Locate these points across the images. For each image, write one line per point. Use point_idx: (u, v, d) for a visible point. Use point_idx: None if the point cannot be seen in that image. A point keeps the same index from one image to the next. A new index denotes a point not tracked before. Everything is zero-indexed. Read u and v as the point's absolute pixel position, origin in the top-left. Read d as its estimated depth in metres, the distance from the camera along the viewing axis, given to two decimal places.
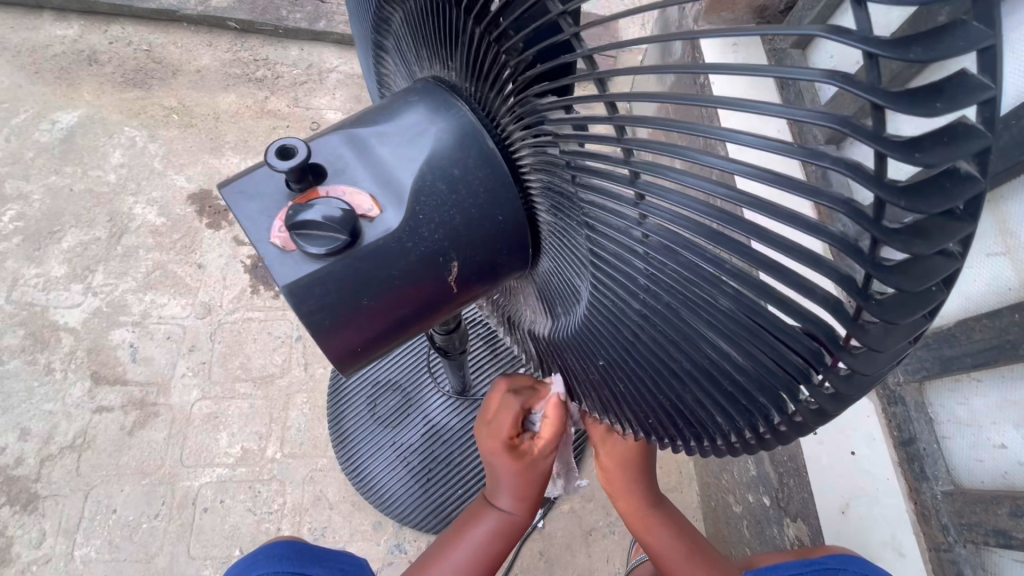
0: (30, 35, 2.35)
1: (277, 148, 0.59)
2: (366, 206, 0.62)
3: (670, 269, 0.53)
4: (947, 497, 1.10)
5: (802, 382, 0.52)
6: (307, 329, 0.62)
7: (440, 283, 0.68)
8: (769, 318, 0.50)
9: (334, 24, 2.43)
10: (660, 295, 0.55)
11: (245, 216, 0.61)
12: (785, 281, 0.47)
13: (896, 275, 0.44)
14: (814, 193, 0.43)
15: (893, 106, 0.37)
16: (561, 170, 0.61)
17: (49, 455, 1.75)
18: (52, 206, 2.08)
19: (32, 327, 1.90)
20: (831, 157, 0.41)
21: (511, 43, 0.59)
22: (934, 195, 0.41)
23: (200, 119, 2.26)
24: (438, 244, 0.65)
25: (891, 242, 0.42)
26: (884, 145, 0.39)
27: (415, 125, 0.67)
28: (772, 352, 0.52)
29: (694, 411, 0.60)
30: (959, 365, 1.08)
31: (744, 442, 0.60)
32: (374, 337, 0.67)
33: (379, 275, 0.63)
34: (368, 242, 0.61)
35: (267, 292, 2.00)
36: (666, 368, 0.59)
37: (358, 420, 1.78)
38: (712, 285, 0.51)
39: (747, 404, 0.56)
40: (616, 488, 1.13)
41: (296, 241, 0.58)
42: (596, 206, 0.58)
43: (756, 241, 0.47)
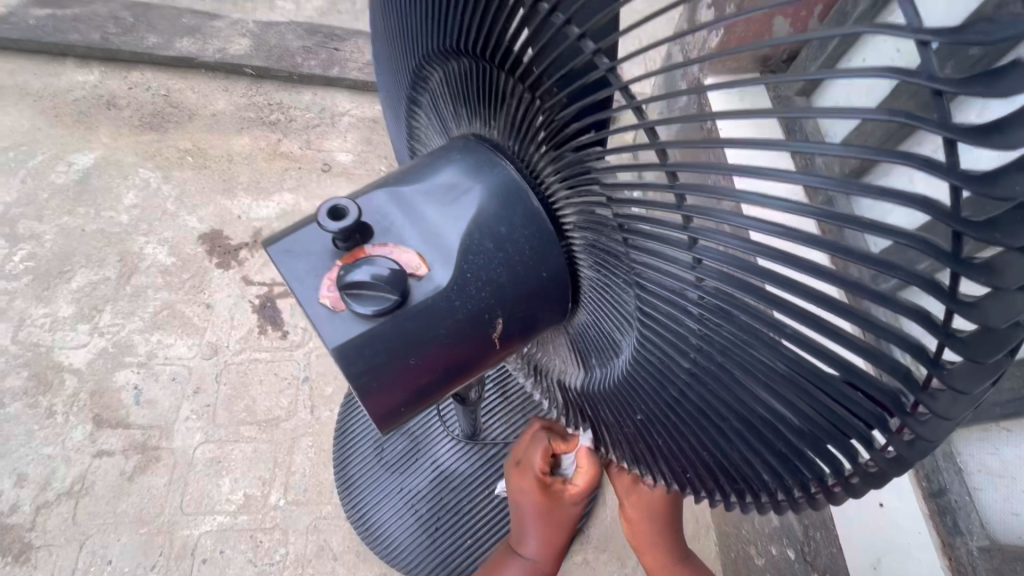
0: (52, 81, 2.42)
1: (329, 208, 0.59)
2: (414, 265, 0.62)
3: (722, 327, 0.53)
4: (984, 554, 1.04)
5: (863, 445, 0.51)
6: (352, 392, 0.61)
7: (484, 339, 0.67)
8: (826, 377, 0.50)
9: (347, 70, 2.50)
10: (711, 351, 0.55)
11: (293, 276, 0.61)
12: (854, 349, 0.46)
13: (968, 345, 0.43)
14: (888, 195, 0.42)
15: (969, 140, 0.37)
16: (608, 229, 0.61)
17: (45, 502, 1.70)
18: (63, 246, 2.09)
19: (36, 369, 1.88)
20: (896, 195, 0.41)
21: (555, 99, 0.61)
22: (1011, 271, 0.41)
23: (214, 161, 2.30)
24: (482, 302, 0.65)
25: (965, 314, 0.42)
26: (958, 177, 0.38)
27: (458, 184, 0.68)
28: (826, 412, 0.51)
29: (740, 468, 0.59)
30: (987, 414, 1.06)
31: (791, 501, 0.58)
32: (415, 395, 0.65)
33: (428, 335, 0.62)
34: (417, 301, 0.61)
35: (274, 332, 1.98)
36: (714, 425, 0.58)
37: (366, 465, 1.73)
38: (770, 346, 0.50)
39: (799, 465, 0.55)
40: (643, 542, 1.09)
41: (346, 302, 0.58)
42: (647, 266, 0.57)
43: (787, 293, 0.48)
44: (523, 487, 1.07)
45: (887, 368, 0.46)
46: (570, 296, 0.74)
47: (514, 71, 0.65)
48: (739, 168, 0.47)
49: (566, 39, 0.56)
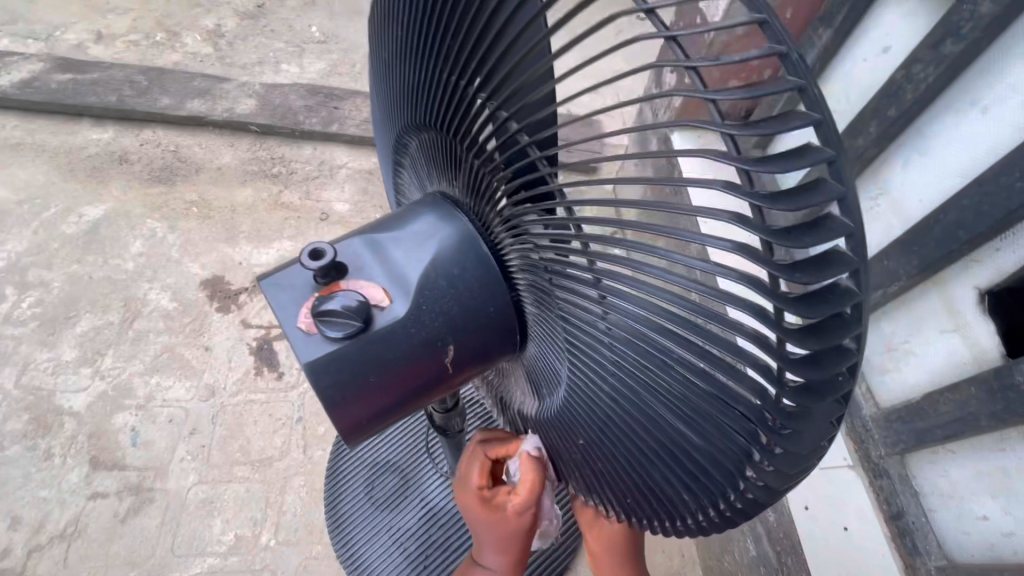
0: (69, 139, 2.59)
1: (310, 251, 0.69)
2: (379, 298, 0.72)
3: (632, 357, 0.62)
4: (942, 573, 1.11)
5: (748, 463, 0.59)
6: (321, 404, 0.70)
7: (438, 364, 0.76)
8: (720, 408, 0.57)
9: (346, 126, 2.68)
10: (626, 379, 0.63)
11: (277, 304, 0.71)
12: (726, 373, 0.56)
13: (807, 366, 0.52)
14: (729, 299, 0.51)
15: (762, 203, 0.46)
16: (542, 272, 0.71)
17: (38, 545, 1.72)
18: (71, 293, 2.19)
19: (37, 412, 1.93)
20: (737, 273, 0.50)
21: (496, 164, 0.72)
22: (821, 303, 0.49)
23: (218, 211, 2.44)
24: (436, 329, 0.74)
25: (790, 338, 0.50)
26: (771, 265, 0.48)
27: (423, 229, 0.79)
28: (721, 432, 0.58)
29: (663, 488, 0.67)
30: (930, 436, 1.13)
31: (710, 521, 0.66)
32: (377, 410, 0.74)
33: (388, 356, 0.71)
34: (378, 327, 0.70)
35: (270, 373, 2.05)
36: (637, 447, 0.66)
37: (353, 502, 1.77)
38: (666, 372, 0.59)
39: (707, 482, 0.63)
40: (606, 574, 1.11)
41: (319, 326, 0.68)
42: (570, 304, 0.67)
43: (694, 333, 0.56)
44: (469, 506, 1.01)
45: (751, 390, 0.56)
46: (518, 330, 0.84)
47: (468, 141, 0.77)
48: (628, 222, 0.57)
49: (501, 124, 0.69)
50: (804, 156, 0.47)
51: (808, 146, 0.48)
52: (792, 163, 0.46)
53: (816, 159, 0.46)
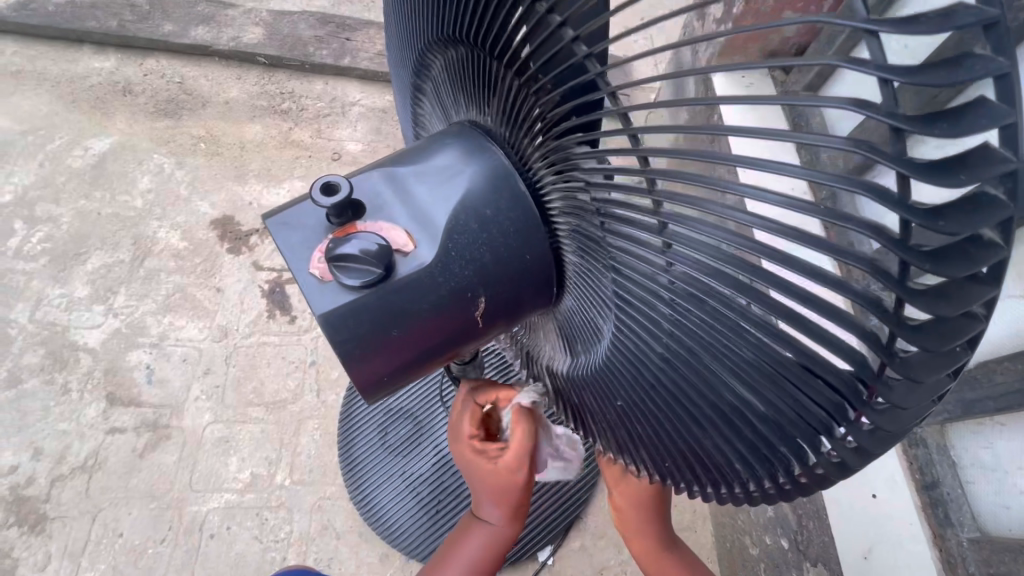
0: (70, 67, 2.47)
1: (322, 184, 0.62)
2: (402, 242, 0.64)
3: (695, 317, 0.55)
4: (974, 546, 1.06)
5: (826, 435, 0.52)
6: (339, 358, 0.64)
7: (467, 318, 0.69)
8: (792, 367, 0.51)
9: (358, 60, 2.52)
10: (684, 340, 0.56)
11: (287, 246, 0.64)
12: (814, 336, 0.48)
13: (922, 335, 0.44)
14: (843, 219, 0.44)
15: (912, 129, 0.38)
16: (589, 215, 0.63)
17: (60, 475, 1.75)
18: (80, 228, 2.14)
19: (52, 347, 1.93)
20: (855, 220, 0.44)
21: (540, 85, 0.63)
22: (959, 262, 0.42)
23: (226, 148, 2.34)
24: (466, 279, 0.67)
25: (915, 303, 0.43)
26: (910, 212, 0.40)
27: (450, 166, 0.70)
28: (794, 401, 0.52)
29: (711, 457, 0.61)
30: (980, 408, 1.07)
31: (764, 493, 0.60)
32: (399, 366, 0.68)
33: (412, 309, 0.65)
34: (401, 276, 0.64)
35: (282, 317, 2.02)
36: (686, 414, 0.59)
37: (368, 448, 1.77)
38: (735, 333, 0.52)
39: (768, 454, 0.57)
40: (629, 527, 1.11)
41: (334, 273, 0.61)
42: (624, 253, 0.59)
43: (777, 292, 0.48)
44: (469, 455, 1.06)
45: (847, 358, 0.48)
46: (555, 281, 0.76)
47: (504, 56, 0.67)
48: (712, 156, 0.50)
49: (551, 30, 0.58)
50: (963, 66, 0.39)
51: (969, 54, 0.39)
52: (951, 76, 0.38)
53: (981, 72, 0.38)
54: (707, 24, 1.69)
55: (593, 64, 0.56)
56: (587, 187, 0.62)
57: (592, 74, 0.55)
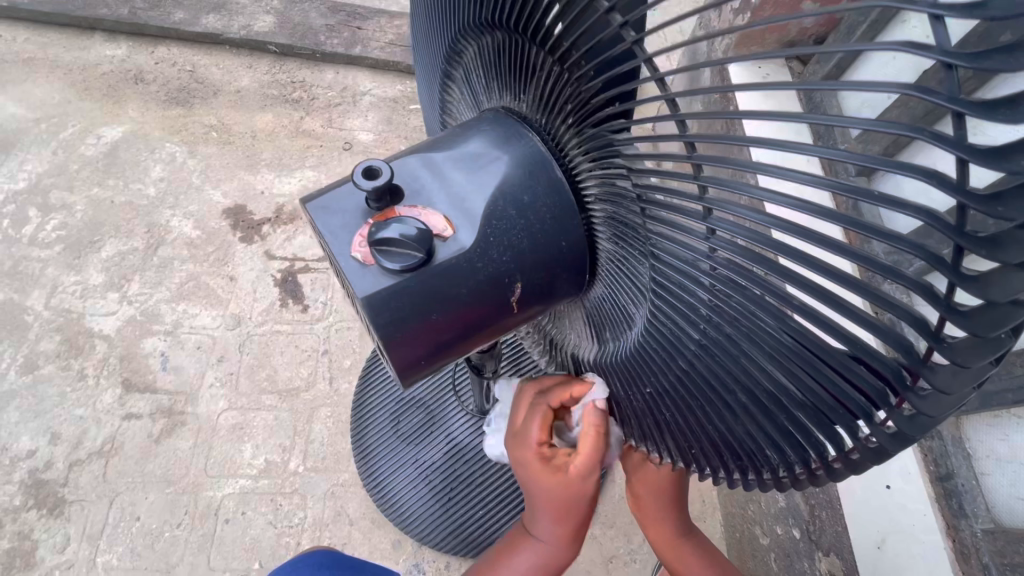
0: (82, 55, 2.47)
1: (364, 168, 0.62)
2: (441, 226, 0.65)
3: (735, 302, 0.55)
4: (988, 536, 1.06)
5: (864, 421, 0.52)
6: (378, 341, 0.64)
7: (502, 303, 0.70)
8: (829, 351, 0.52)
9: (369, 49, 2.51)
10: (722, 326, 0.57)
11: (327, 230, 0.65)
12: (861, 323, 0.47)
13: (968, 319, 0.44)
14: (894, 204, 0.43)
15: (976, 114, 0.37)
16: (628, 202, 0.63)
17: (77, 460, 1.78)
18: (94, 216, 2.16)
19: (67, 333, 1.95)
20: (912, 206, 0.43)
21: (582, 70, 0.63)
22: (1018, 245, 0.41)
23: (238, 137, 2.34)
24: (503, 265, 0.68)
25: (967, 288, 0.42)
26: (967, 196, 0.39)
27: (486, 152, 0.71)
28: (832, 386, 0.52)
29: (743, 442, 0.61)
30: (999, 400, 1.07)
31: (794, 479, 0.60)
32: (436, 350, 0.69)
33: (450, 293, 0.65)
34: (441, 260, 0.64)
35: (295, 305, 2.03)
36: (720, 399, 0.60)
37: (381, 436, 1.79)
38: (776, 317, 0.52)
39: (802, 440, 0.57)
40: (647, 516, 1.12)
41: (376, 257, 0.61)
42: (664, 238, 0.60)
43: (825, 277, 0.48)
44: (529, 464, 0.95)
45: (892, 343, 0.47)
46: (587, 268, 0.76)
47: (544, 42, 0.67)
48: (758, 141, 0.49)
49: (597, 15, 0.58)
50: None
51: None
52: (1017, 60, 0.38)
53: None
54: (724, 15, 1.68)
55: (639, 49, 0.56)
56: (626, 173, 0.63)
57: (638, 59, 0.55)
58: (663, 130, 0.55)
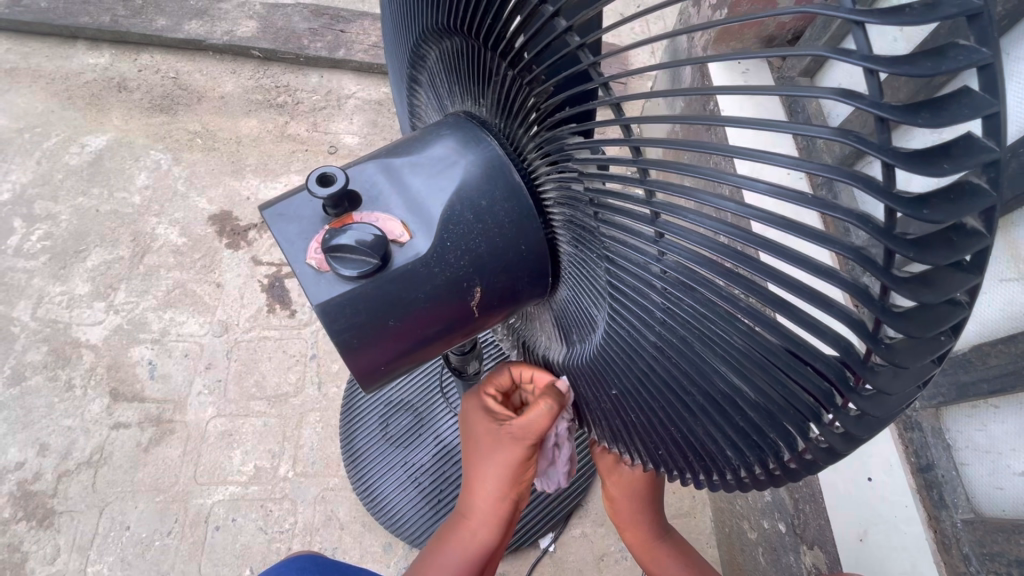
0: (63, 64, 2.46)
1: (318, 175, 0.62)
2: (398, 232, 0.65)
3: (687, 305, 0.55)
4: (968, 526, 1.08)
5: (814, 421, 0.53)
6: (336, 347, 0.65)
7: (462, 306, 0.70)
8: (779, 354, 0.52)
9: (353, 52, 2.51)
10: (677, 329, 0.57)
11: (284, 237, 0.65)
12: (802, 324, 0.49)
13: (907, 321, 0.45)
14: (830, 208, 0.44)
15: (899, 118, 0.39)
16: (583, 206, 0.64)
17: (66, 471, 1.77)
18: (78, 226, 2.15)
19: (54, 344, 1.95)
20: (843, 209, 0.44)
21: (534, 76, 0.64)
22: (943, 248, 0.43)
23: (222, 143, 2.34)
24: (461, 270, 0.68)
25: (899, 290, 0.44)
26: (894, 200, 0.41)
27: (445, 156, 0.71)
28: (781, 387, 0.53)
29: (704, 443, 0.61)
30: (974, 391, 1.09)
31: (754, 479, 0.61)
32: (397, 355, 0.69)
33: (406, 298, 0.66)
34: (398, 266, 0.64)
35: (282, 311, 2.03)
36: (680, 401, 0.60)
37: (369, 439, 1.79)
38: (724, 320, 0.53)
39: (758, 441, 0.57)
40: (623, 519, 1.13)
41: (331, 263, 0.61)
42: (618, 243, 0.60)
43: (767, 279, 0.48)
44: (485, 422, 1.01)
45: (833, 344, 0.48)
46: (550, 271, 0.77)
47: (497, 48, 0.67)
48: (706, 147, 0.50)
49: (545, 21, 0.58)
50: (948, 55, 0.39)
51: (954, 44, 0.40)
52: (938, 66, 0.39)
53: (967, 61, 0.38)
54: (703, 11, 1.68)
55: (586, 56, 0.57)
56: (580, 178, 0.63)
57: (586, 65, 0.55)
58: (609, 140, 0.56)
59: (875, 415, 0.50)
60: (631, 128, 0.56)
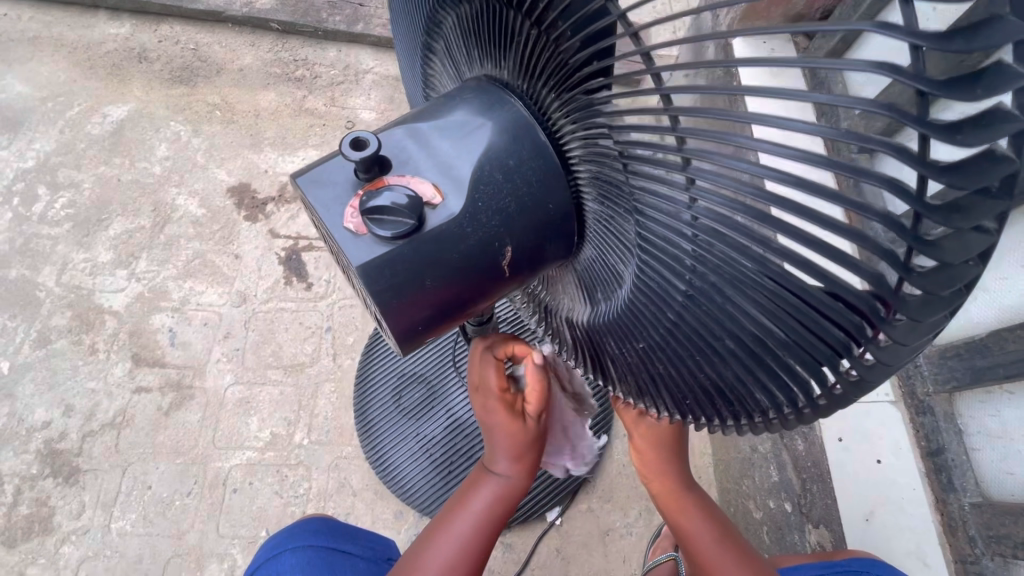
0: (86, 33, 2.47)
1: (351, 140, 0.64)
2: (430, 195, 0.67)
3: (719, 251, 0.56)
4: (976, 509, 1.09)
5: (845, 355, 0.55)
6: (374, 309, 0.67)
7: (494, 267, 0.72)
8: (811, 293, 0.53)
9: (371, 26, 2.50)
10: (708, 276, 0.58)
11: (319, 203, 0.67)
12: (834, 258, 0.48)
13: (938, 248, 0.45)
14: (860, 176, 0.45)
15: (934, 90, 0.40)
16: (611, 160, 0.64)
17: (91, 431, 1.83)
18: (101, 195, 2.18)
19: (78, 309, 2.00)
20: (878, 177, 0.44)
21: (560, 32, 0.64)
22: (960, 216, 0.44)
23: (241, 116, 2.35)
24: (491, 229, 0.70)
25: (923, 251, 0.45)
26: (929, 169, 0.42)
27: (468, 121, 0.72)
28: (813, 324, 0.54)
29: (734, 387, 0.63)
30: (989, 375, 1.08)
31: (784, 418, 0.62)
32: (430, 317, 0.71)
33: (442, 258, 0.67)
34: (433, 227, 0.66)
35: (299, 283, 2.06)
36: (710, 348, 0.61)
37: (383, 411, 1.82)
38: (757, 265, 0.54)
39: (789, 380, 0.59)
40: (649, 469, 1.16)
41: (368, 226, 0.64)
42: (645, 191, 0.61)
43: (801, 218, 0.49)
44: (485, 409, 1.03)
45: (867, 278, 0.48)
46: (576, 230, 0.78)
47: (524, 8, 0.67)
48: (746, 89, 0.50)
49: None
50: (982, 33, 0.40)
51: (994, 17, 0.40)
52: (969, 44, 0.40)
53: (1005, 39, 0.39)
54: None
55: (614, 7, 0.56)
56: (609, 132, 0.63)
57: (615, 15, 0.55)
58: (638, 89, 0.55)
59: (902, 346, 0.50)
60: (660, 76, 0.55)
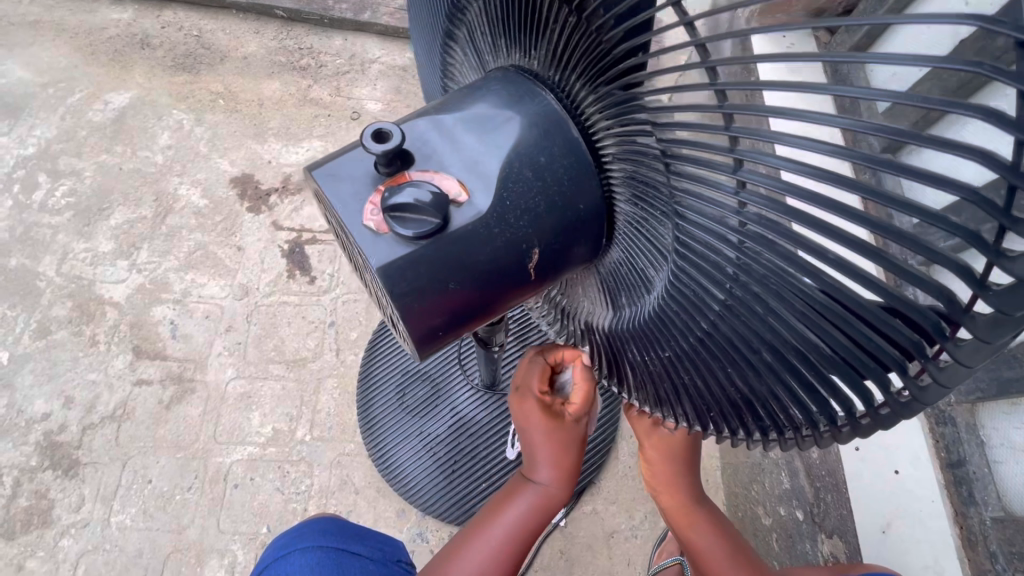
0: (87, 18, 2.43)
1: (373, 131, 0.61)
2: (456, 191, 0.63)
3: (768, 259, 0.53)
4: (997, 525, 1.05)
5: (899, 376, 0.50)
6: (394, 312, 0.63)
7: (522, 268, 0.68)
8: (866, 305, 0.49)
9: (378, 15, 2.46)
10: (750, 284, 0.54)
11: (336, 199, 0.63)
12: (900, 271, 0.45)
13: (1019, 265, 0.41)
14: (938, 183, 0.42)
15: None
16: (649, 159, 0.61)
17: (91, 424, 1.81)
18: (102, 183, 2.15)
19: (78, 300, 1.97)
20: (957, 185, 0.41)
21: (601, 21, 0.60)
22: None
23: (245, 105, 2.31)
24: (520, 230, 0.66)
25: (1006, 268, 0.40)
26: (1019, 177, 0.38)
27: (496, 113, 0.69)
28: (865, 339, 0.50)
29: (766, 402, 0.59)
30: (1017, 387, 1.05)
31: (818, 437, 0.58)
32: (452, 321, 0.68)
33: (467, 258, 0.64)
34: (458, 226, 0.63)
35: (302, 277, 2.03)
36: (745, 359, 0.58)
37: (387, 407, 1.80)
38: (807, 275, 0.50)
39: (829, 397, 0.55)
40: (659, 481, 1.13)
41: (390, 223, 0.60)
42: (688, 192, 0.57)
43: (864, 225, 0.45)
44: (524, 411, 1.01)
45: (934, 292, 0.45)
46: (604, 233, 0.74)
47: None
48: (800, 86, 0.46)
49: None
50: None
51: None
52: None
53: None
54: None
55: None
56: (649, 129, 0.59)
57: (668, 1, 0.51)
58: (690, 82, 0.51)
59: (966, 367, 0.45)
60: (715, 70, 0.52)
